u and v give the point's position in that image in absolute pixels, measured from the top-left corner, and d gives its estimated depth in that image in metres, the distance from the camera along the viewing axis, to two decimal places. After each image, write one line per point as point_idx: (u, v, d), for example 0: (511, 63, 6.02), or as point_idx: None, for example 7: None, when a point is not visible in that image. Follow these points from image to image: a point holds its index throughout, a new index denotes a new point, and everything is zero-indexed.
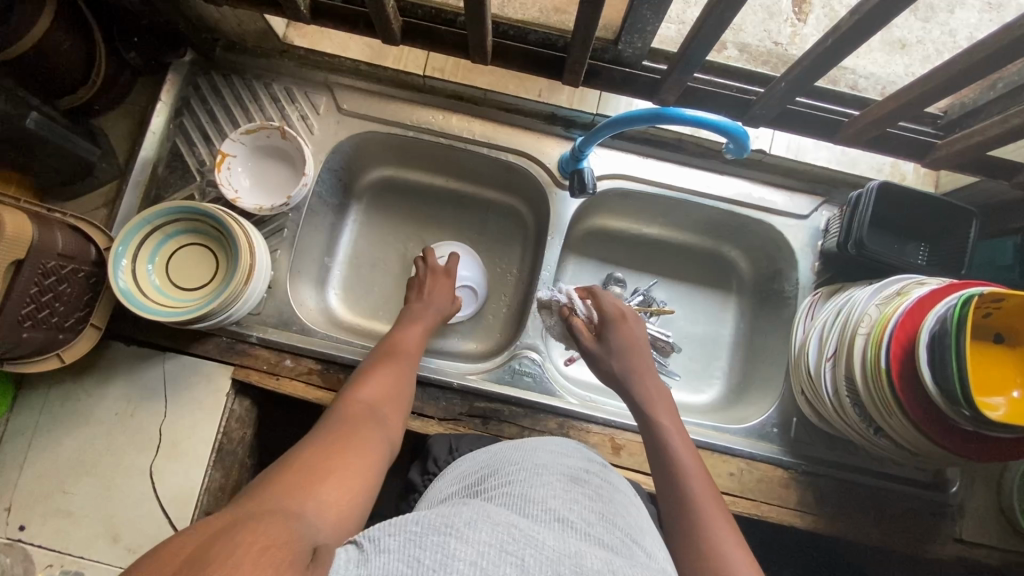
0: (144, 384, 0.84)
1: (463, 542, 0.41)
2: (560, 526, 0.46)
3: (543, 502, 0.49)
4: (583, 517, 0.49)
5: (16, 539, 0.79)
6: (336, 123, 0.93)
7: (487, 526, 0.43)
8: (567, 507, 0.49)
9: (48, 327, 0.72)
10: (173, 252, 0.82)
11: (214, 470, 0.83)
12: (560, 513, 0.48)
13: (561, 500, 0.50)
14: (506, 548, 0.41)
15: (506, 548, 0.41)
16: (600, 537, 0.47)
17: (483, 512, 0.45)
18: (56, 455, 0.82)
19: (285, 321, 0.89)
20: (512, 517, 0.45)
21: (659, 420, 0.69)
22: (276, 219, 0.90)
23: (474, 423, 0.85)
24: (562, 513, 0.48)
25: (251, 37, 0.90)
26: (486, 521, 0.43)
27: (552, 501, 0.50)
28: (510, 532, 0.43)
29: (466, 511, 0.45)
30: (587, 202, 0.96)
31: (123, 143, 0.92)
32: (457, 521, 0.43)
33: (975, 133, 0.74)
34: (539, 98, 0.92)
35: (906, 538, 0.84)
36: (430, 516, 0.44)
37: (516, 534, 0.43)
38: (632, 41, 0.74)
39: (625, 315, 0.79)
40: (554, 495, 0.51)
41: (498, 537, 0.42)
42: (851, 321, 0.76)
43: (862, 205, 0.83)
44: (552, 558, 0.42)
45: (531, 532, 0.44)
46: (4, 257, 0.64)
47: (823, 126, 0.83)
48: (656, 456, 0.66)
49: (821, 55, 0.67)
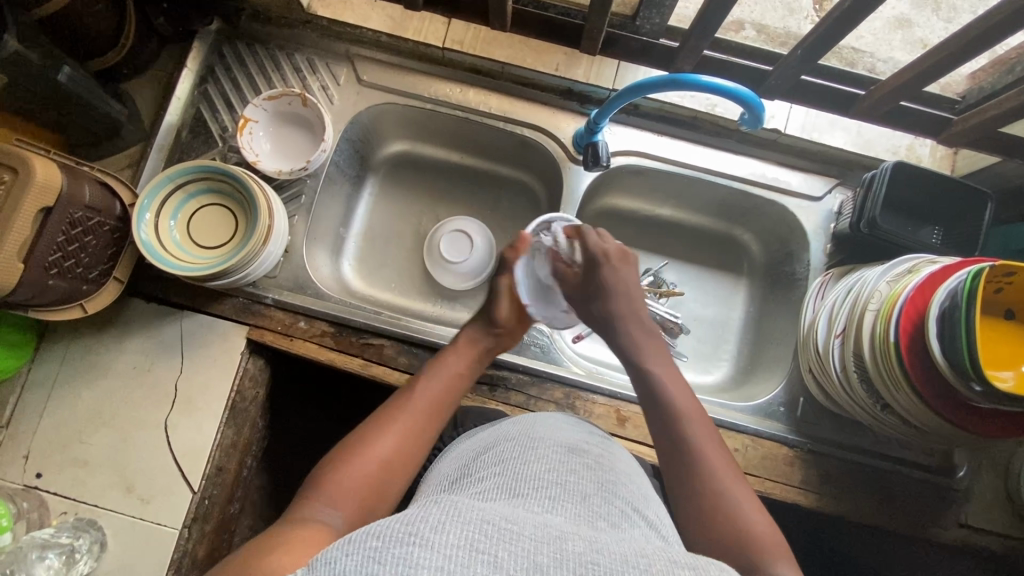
0: (162, 340, 0.86)
1: (429, 550, 0.36)
2: (552, 504, 0.47)
3: (534, 479, 0.50)
4: (579, 490, 0.49)
5: (34, 486, 0.81)
6: (356, 94, 0.95)
7: (456, 527, 0.39)
8: (561, 481, 0.50)
9: (72, 277, 0.75)
10: (195, 211, 0.85)
11: (226, 426, 0.85)
12: (553, 491, 0.48)
13: (555, 474, 0.51)
14: (477, 548, 0.37)
15: (478, 547, 0.37)
16: (596, 510, 0.47)
17: (454, 513, 0.41)
18: (74, 406, 0.84)
19: (300, 285, 0.90)
20: (485, 512, 0.41)
21: (663, 383, 0.68)
22: (295, 185, 0.92)
23: (482, 390, 0.86)
24: (555, 491, 0.48)
25: (276, 7, 0.93)
26: (455, 522, 0.40)
27: (543, 478, 0.50)
28: (482, 529, 0.39)
29: (434, 515, 0.41)
30: (601, 177, 0.96)
31: (148, 108, 0.94)
32: (423, 527, 0.39)
33: (991, 108, 0.75)
34: (556, 73, 0.93)
35: (910, 521, 0.83)
36: (390, 524, 0.39)
37: (490, 528, 0.39)
38: (651, 16, 0.76)
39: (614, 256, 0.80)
40: (547, 470, 0.51)
41: (467, 537, 0.38)
42: (861, 299, 0.76)
43: (876, 185, 0.83)
44: (529, 549, 0.38)
45: (507, 525, 0.40)
46: (34, 202, 0.66)
47: (838, 101, 0.85)
48: (658, 414, 0.65)
49: (837, 21, 0.68)
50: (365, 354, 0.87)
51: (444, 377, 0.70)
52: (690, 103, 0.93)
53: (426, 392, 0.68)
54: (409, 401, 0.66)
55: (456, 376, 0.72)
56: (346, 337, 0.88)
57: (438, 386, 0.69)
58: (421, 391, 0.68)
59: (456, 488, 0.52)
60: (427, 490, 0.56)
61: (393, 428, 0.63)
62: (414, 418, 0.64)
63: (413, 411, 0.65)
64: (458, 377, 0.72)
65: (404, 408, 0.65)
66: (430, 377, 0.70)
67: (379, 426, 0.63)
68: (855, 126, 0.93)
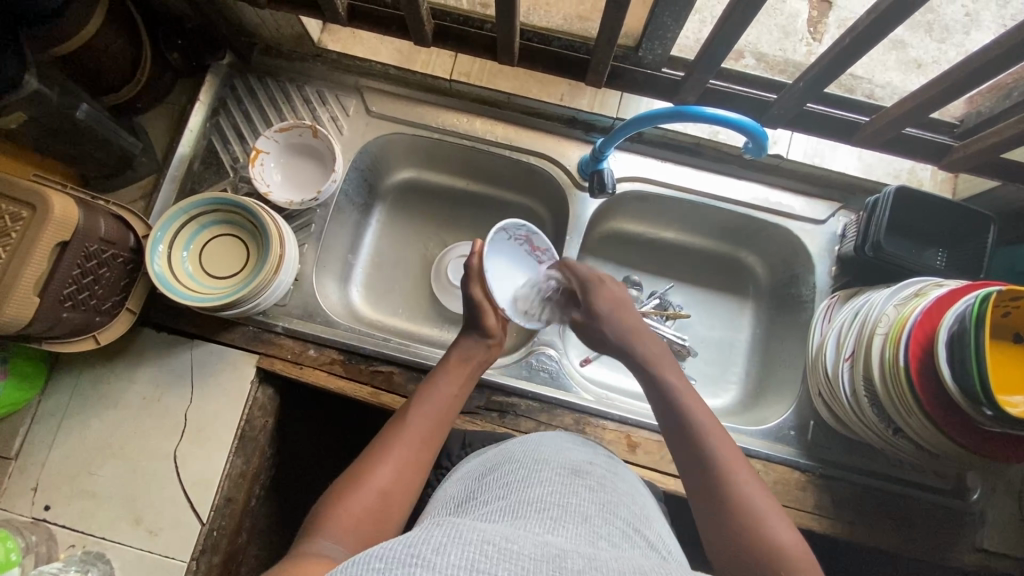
0: (172, 369, 0.87)
1: (430, 570, 0.36)
2: (554, 523, 0.46)
3: (538, 500, 0.49)
4: (581, 511, 0.49)
5: (42, 518, 0.81)
6: (365, 124, 0.97)
7: (457, 548, 0.38)
8: (565, 503, 0.49)
9: (85, 309, 0.75)
10: (207, 241, 0.86)
11: (236, 455, 0.85)
12: (556, 511, 0.48)
13: (559, 496, 0.50)
14: (477, 567, 0.37)
15: (479, 567, 0.37)
16: (597, 531, 0.47)
17: (455, 534, 0.41)
18: (85, 437, 0.84)
19: (310, 313, 0.91)
20: (486, 532, 0.41)
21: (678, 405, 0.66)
22: (305, 215, 0.93)
23: (492, 416, 0.86)
24: (557, 511, 0.48)
25: (287, 41, 0.95)
26: (456, 543, 0.39)
27: (547, 500, 0.49)
28: (483, 549, 0.39)
29: (436, 536, 0.41)
30: (607, 202, 0.98)
31: (161, 141, 0.96)
32: (425, 549, 0.38)
33: (991, 136, 0.76)
34: (561, 102, 0.96)
35: (927, 546, 0.83)
36: (392, 546, 0.39)
37: (490, 548, 0.39)
38: (653, 48, 0.78)
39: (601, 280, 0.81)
40: (550, 492, 0.51)
41: (468, 557, 0.37)
42: (869, 322, 0.76)
43: (879, 210, 0.84)
44: (528, 567, 0.38)
45: (507, 544, 0.40)
46: (51, 237, 0.67)
47: (841, 129, 0.86)
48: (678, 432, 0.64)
49: (841, 52, 0.70)
50: (374, 381, 0.87)
51: (436, 396, 0.71)
52: (694, 131, 0.94)
53: (424, 415, 0.68)
54: (407, 423, 0.67)
55: (452, 397, 0.72)
56: (356, 364, 0.88)
57: (432, 405, 0.69)
58: (417, 414, 0.68)
59: (462, 511, 0.51)
60: (432, 512, 0.55)
61: (393, 454, 0.63)
62: (412, 444, 0.64)
63: (408, 437, 0.65)
64: (451, 394, 0.72)
65: (400, 433, 0.65)
66: (427, 397, 0.70)
67: (376, 454, 0.63)
68: (856, 151, 0.95)
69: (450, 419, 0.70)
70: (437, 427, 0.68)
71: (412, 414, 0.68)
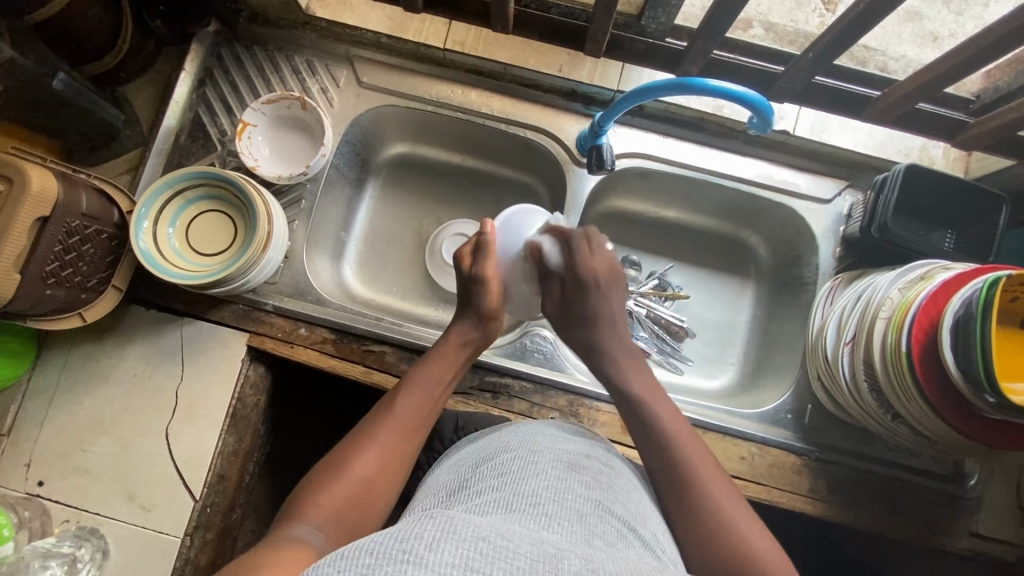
0: (161, 347, 0.86)
1: (423, 567, 0.35)
2: (549, 523, 0.45)
3: (533, 495, 0.48)
4: (575, 508, 0.48)
5: (35, 493, 0.81)
6: (356, 96, 0.93)
7: (452, 544, 0.37)
8: (559, 499, 0.48)
9: (70, 286, 0.74)
10: (193, 218, 0.84)
11: (228, 434, 0.84)
12: (551, 508, 0.47)
13: (554, 491, 0.49)
14: (471, 565, 0.36)
15: (472, 565, 0.36)
16: (592, 529, 0.46)
17: (449, 528, 0.40)
18: (75, 413, 0.84)
19: (301, 291, 0.89)
20: (481, 527, 0.40)
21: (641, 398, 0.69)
22: (294, 190, 0.91)
23: (485, 397, 0.85)
24: (552, 507, 0.47)
25: (275, 8, 0.91)
26: (451, 538, 0.38)
27: (541, 494, 0.48)
28: (478, 546, 0.37)
29: (429, 530, 0.39)
30: (606, 179, 0.95)
31: (146, 112, 0.93)
32: (417, 544, 0.37)
33: (1009, 112, 0.73)
34: (559, 73, 0.92)
35: (920, 531, 0.82)
36: (383, 540, 0.38)
37: (485, 546, 0.38)
38: (656, 16, 0.74)
39: (600, 280, 0.79)
40: (545, 487, 0.50)
41: (463, 554, 0.36)
42: (873, 306, 0.74)
43: (888, 188, 0.81)
44: (524, 568, 0.37)
45: (502, 542, 0.39)
46: (29, 213, 0.65)
47: (850, 103, 0.83)
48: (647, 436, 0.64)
49: (850, 23, 0.67)
50: (366, 361, 0.86)
51: (428, 381, 0.69)
52: (698, 104, 0.92)
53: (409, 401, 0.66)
54: (392, 409, 0.65)
55: (439, 381, 0.70)
56: (348, 344, 0.87)
57: (420, 395, 0.67)
58: (402, 401, 0.65)
59: (454, 501, 0.50)
60: (422, 501, 0.54)
61: (377, 438, 0.61)
62: (397, 430, 0.63)
63: (393, 423, 0.63)
64: (443, 379, 0.70)
65: (388, 421, 0.63)
66: (413, 380, 0.68)
67: (361, 440, 0.61)
68: (866, 127, 0.92)
69: (434, 407, 0.68)
70: (422, 415, 0.66)
71: (398, 399, 0.66)
